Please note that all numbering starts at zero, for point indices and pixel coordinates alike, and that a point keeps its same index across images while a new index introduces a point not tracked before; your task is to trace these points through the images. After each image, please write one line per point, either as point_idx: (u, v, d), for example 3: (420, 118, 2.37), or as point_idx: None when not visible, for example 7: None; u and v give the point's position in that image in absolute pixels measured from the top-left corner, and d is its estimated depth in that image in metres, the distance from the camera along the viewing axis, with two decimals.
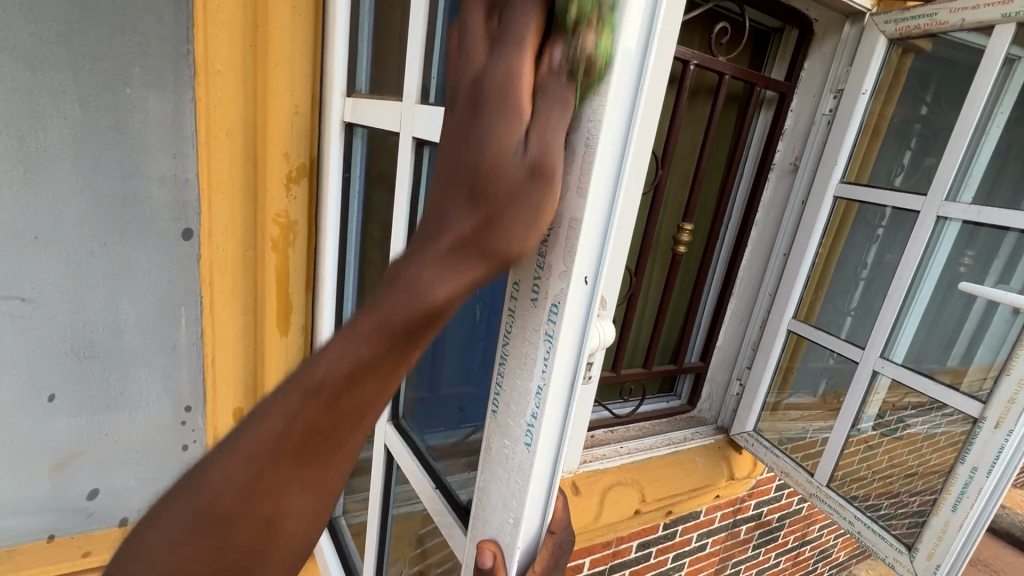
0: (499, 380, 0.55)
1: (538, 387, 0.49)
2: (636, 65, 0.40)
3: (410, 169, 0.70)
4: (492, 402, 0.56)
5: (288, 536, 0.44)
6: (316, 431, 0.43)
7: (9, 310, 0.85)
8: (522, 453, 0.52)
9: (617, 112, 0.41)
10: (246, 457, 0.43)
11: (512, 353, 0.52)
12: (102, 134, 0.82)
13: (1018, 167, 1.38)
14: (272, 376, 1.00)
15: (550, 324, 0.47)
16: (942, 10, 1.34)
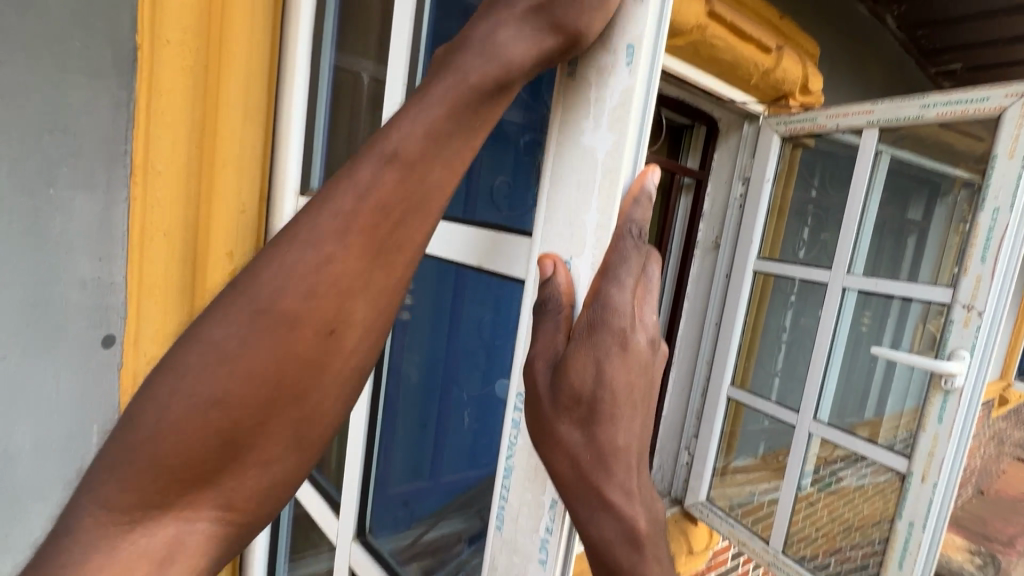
0: (502, 492, 0.49)
1: (552, 498, 0.44)
2: (635, 150, 0.39)
3: None
4: (496, 516, 0.50)
5: (253, 471, 0.40)
6: (285, 368, 0.38)
7: None
8: (536, 572, 0.46)
9: (622, 179, 0.39)
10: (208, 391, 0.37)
11: (519, 462, 0.47)
12: (16, 238, 0.75)
13: (891, 240, 1.59)
14: None
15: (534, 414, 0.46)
16: (820, 117, 1.61)
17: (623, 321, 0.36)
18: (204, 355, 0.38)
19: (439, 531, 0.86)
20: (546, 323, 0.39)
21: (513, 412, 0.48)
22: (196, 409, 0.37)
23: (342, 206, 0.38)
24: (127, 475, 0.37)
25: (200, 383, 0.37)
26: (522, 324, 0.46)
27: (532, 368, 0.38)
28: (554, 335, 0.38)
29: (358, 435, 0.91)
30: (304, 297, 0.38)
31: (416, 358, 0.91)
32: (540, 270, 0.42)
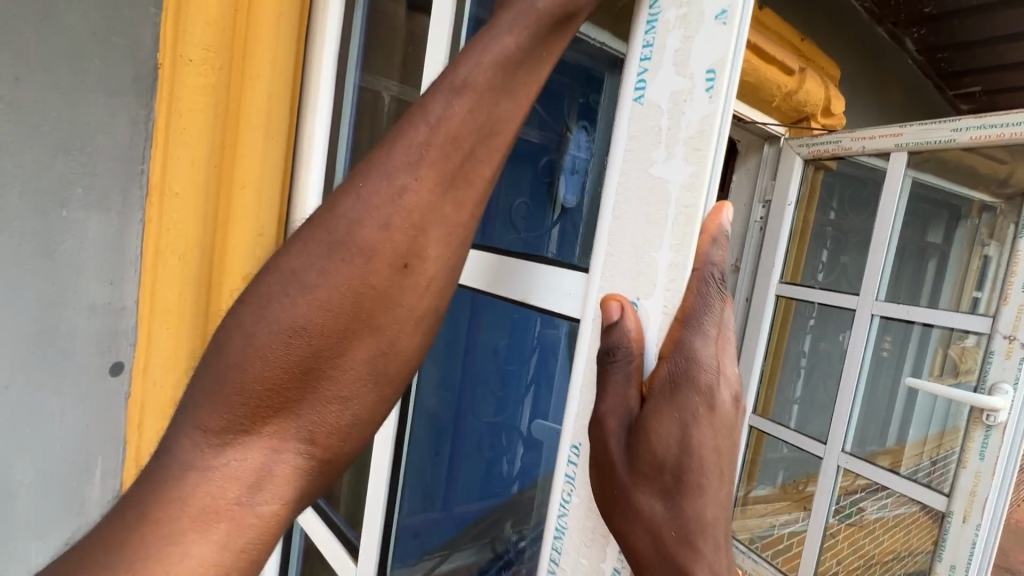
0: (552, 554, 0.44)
1: (614, 569, 0.39)
2: (708, 182, 0.35)
3: None
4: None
5: (321, 406, 0.36)
6: (362, 294, 0.35)
7: None
8: None
9: (693, 214, 0.35)
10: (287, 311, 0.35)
11: (572, 525, 0.42)
12: (27, 263, 0.71)
13: (910, 265, 1.55)
14: None
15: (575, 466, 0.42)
16: (845, 138, 1.57)
17: (708, 379, 0.33)
18: (289, 281, 0.35)
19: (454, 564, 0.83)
20: (613, 376, 0.36)
21: (565, 469, 0.43)
22: (281, 331, 0.35)
23: (414, 138, 0.35)
24: (218, 395, 0.35)
25: (284, 305, 0.35)
26: (575, 366, 0.42)
27: (604, 429, 0.35)
28: (627, 393, 0.35)
29: (381, 462, 0.79)
30: (381, 226, 0.35)
31: (431, 383, 0.81)
32: (602, 311, 0.38)
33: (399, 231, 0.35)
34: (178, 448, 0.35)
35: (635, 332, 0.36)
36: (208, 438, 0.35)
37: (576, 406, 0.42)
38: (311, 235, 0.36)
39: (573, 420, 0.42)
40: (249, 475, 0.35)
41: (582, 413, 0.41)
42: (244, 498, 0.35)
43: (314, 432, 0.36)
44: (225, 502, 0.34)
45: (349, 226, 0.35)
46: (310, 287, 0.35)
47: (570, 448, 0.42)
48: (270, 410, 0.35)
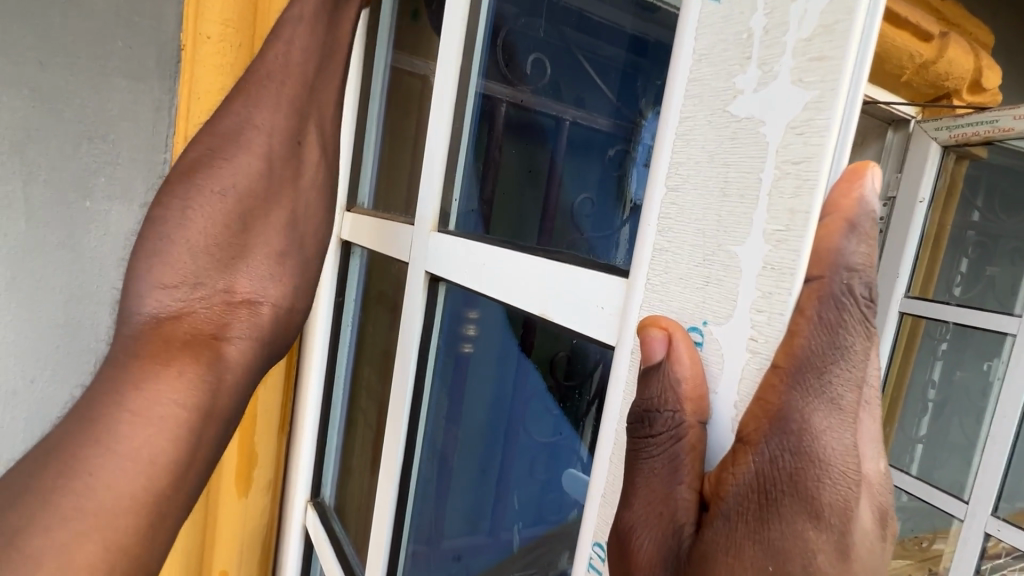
0: None
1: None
2: (840, 122, 0.19)
3: (421, 308, 0.56)
4: None
5: (260, 256, 0.46)
6: (274, 160, 0.46)
7: None
8: None
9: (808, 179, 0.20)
10: (215, 181, 0.44)
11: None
12: (51, 254, 0.69)
13: None
14: (223, 552, 0.78)
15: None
16: (1003, 117, 1.18)
17: (833, 501, 0.19)
18: (208, 162, 0.44)
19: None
20: (646, 468, 0.22)
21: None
22: (219, 200, 0.43)
23: (278, 52, 0.47)
24: (171, 255, 0.41)
25: (217, 179, 0.44)
26: (604, 423, 0.27)
27: (633, 553, 0.22)
28: (673, 502, 0.21)
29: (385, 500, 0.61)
30: (271, 110, 0.46)
31: (443, 412, 0.63)
32: (642, 343, 0.23)
33: (287, 113, 0.47)
34: (140, 312, 0.40)
35: (690, 388, 0.22)
36: (172, 296, 0.41)
37: (603, 483, 0.27)
38: (214, 128, 0.45)
39: (598, 502, 0.27)
40: (215, 314, 0.42)
41: (613, 499, 0.26)
42: (220, 335, 0.42)
43: (262, 282, 0.46)
44: (206, 337, 0.41)
45: (241, 119, 0.45)
46: (230, 155, 0.44)
47: (593, 549, 0.27)
48: (224, 264, 0.44)
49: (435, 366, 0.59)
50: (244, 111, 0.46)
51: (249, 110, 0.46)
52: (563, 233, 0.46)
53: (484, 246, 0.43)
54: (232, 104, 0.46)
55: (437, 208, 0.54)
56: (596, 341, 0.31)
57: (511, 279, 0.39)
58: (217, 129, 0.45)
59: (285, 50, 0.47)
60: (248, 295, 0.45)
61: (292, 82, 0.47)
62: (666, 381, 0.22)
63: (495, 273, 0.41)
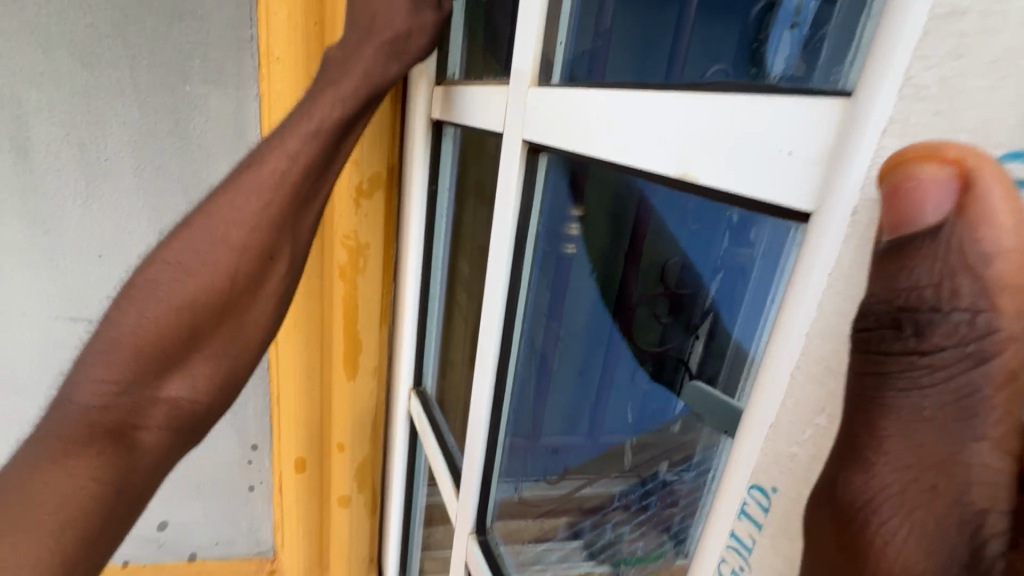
0: None
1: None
2: None
3: (518, 186, 0.45)
4: None
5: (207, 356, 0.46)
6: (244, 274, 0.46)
7: (79, 334, 0.78)
8: None
9: None
10: (170, 284, 0.44)
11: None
12: (164, 141, 0.71)
13: None
14: (341, 426, 0.84)
15: (761, 532, 0.19)
16: None
17: None
18: (170, 275, 0.44)
19: (597, 492, 0.65)
20: (908, 411, 0.15)
21: (732, 526, 0.20)
22: (172, 303, 0.44)
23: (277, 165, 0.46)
24: (112, 353, 0.41)
25: (176, 286, 0.44)
26: (783, 322, 0.18)
27: (877, 543, 0.15)
28: (962, 470, 0.14)
29: (479, 405, 0.53)
30: (245, 208, 0.46)
31: (543, 309, 0.54)
32: (923, 191, 0.14)
33: (264, 220, 0.46)
34: (73, 402, 0.39)
35: (1010, 265, 0.13)
36: (107, 389, 0.40)
37: (776, 409, 0.18)
38: (195, 227, 0.45)
39: (763, 434, 0.19)
40: (139, 406, 0.42)
41: (791, 434, 0.18)
42: (137, 424, 0.41)
43: (194, 376, 0.45)
44: (125, 426, 0.40)
45: (242, 201, 0.46)
46: (211, 257, 0.45)
47: (749, 493, 0.19)
48: (162, 368, 0.43)
49: (533, 259, 0.49)
50: (176, 267, 0.44)
51: (191, 262, 0.45)
52: (699, 69, 0.34)
53: (605, 93, 0.31)
54: (187, 236, 0.45)
55: (537, 56, 0.42)
56: (771, 206, 0.20)
57: (640, 133, 0.28)
58: (214, 218, 0.45)
59: (283, 165, 0.46)
60: (173, 397, 0.44)
61: (242, 257, 0.46)
62: (957, 253, 0.14)
63: (615, 131, 0.30)
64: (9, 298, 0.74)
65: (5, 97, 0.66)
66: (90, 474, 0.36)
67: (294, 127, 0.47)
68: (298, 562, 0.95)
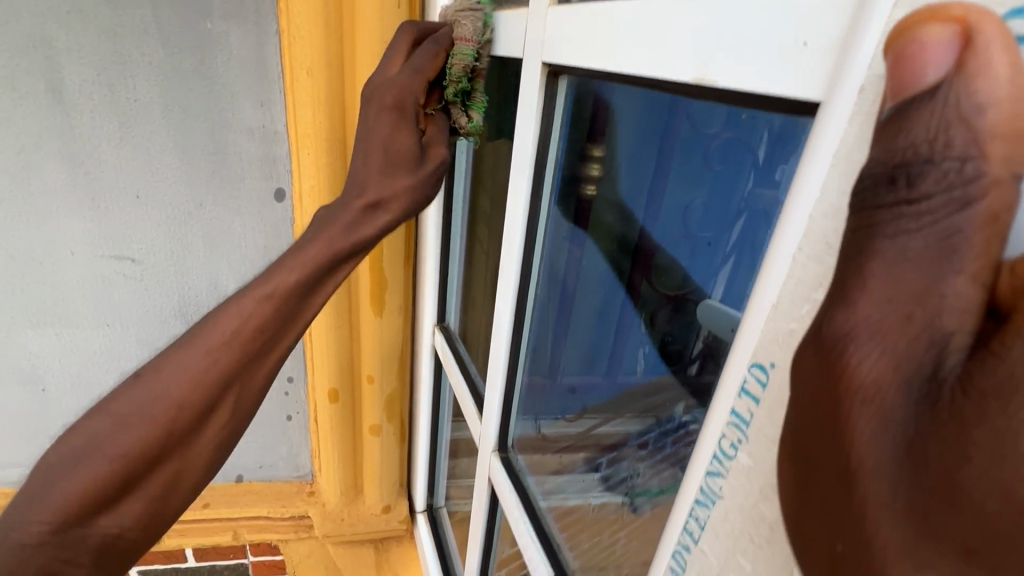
0: (691, 517, 0.25)
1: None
2: None
3: (536, 111, 0.45)
4: (676, 556, 0.26)
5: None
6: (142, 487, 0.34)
7: (122, 272, 0.82)
8: None
9: None
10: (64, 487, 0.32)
11: (731, 499, 0.22)
12: (189, 81, 0.72)
13: None
14: (370, 358, 0.89)
15: (755, 406, 0.21)
16: None
17: None
18: (60, 474, 0.33)
19: (615, 431, 0.59)
20: (893, 255, 0.13)
21: (732, 404, 0.22)
22: (104, 460, 0.33)
23: (209, 337, 0.34)
24: None
25: (66, 490, 0.32)
26: (787, 207, 0.19)
27: (840, 374, 0.13)
28: (935, 305, 0.13)
29: (500, 332, 0.56)
30: (146, 416, 0.33)
31: (563, 234, 0.54)
32: (921, 49, 0.13)
33: (169, 417, 0.34)
34: (0, 549, 0.31)
35: (1004, 121, 0.12)
36: (44, 529, 0.32)
37: (778, 290, 0.19)
38: (137, 387, 0.34)
39: (766, 317, 0.20)
40: (74, 544, 0.32)
41: (791, 310, 0.19)
42: (70, 564, 0.32)
43: (133, 518, 0.34)
44: (54, 565, 0.32)
45: (180, 367, 0.34)
46: (140, 419, 0.34)
47: (749, 372, 0.21)
48: (98, 506, 0.33)
49: (553, 187, 0.50)
50: (61, 480, 0.32)
51: (84, 466, 0.33)
52: None
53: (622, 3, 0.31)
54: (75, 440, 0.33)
55: None
56: (783, 100, 0.21)
57: (657, 42, 0.28)
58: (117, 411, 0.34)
59: (236, 324, 0.35)
60: (108, 540, 0.33)
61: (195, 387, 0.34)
62: (952, 111, 0.12)
63: (633, 42, 0.30)
64: (55, 237, 0.78)
65: (37, 35, 0.67)
66: None
67: (214, 319, 0.35)
68: (333, 486, 1.02)
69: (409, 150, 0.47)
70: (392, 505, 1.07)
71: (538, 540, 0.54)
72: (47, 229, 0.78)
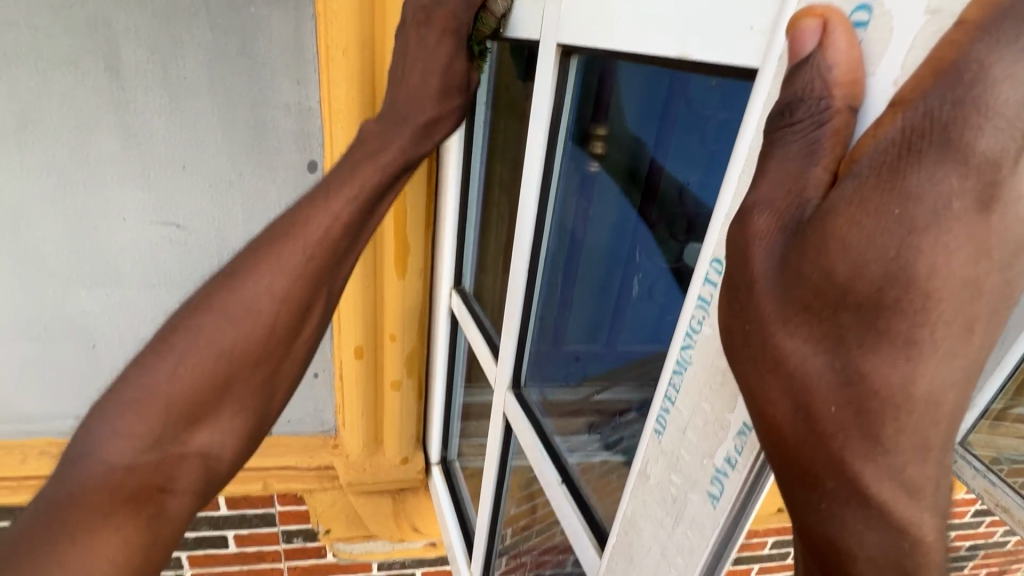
0: (669, 385, 0.33)
1: (742, 425, 0.28)
2: None
3: (552, 86, 0.53)
4: (658, 419, 0.34)
5: (187, 481, 0.42)
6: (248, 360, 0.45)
7: (170, 236, 0.91)
8: (670, 472, 0.34)
9: None
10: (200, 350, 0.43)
11: (699, 362, 0.30)
12: (234, 61, 0.80)
13: None
14: (393, 317, 0.98)
15: (712, 290, 0.29)
16: None
17: (989, 152, 0.15)
18: (186, 344, 0.43)
19: (614, 399, 0.62)
20: (780, 154, 0.21)
21: (699, 291, 0.30)
22: (206, 364, 0.43)
23: (320, 224, 0.46)
24: (137, 410, 0.41)
25: (196, 361, 0.43)
26: (739, 139, 0.27)
27: (746, 227, 0.21)
28: (803, 182, 0.20)
29: (516, 282, 0.64)
30: (251, 306, 0.45)
31: (574, 189, 0.61)
32: (799, 35, 0.20)
33: (282, 304, 0.46)
34: (98, 455, 0.40)
35: (843, 74, 0.20)
36: (138, 446, 0.40)
37: (729, 205, 0.27)
38: (227, 293, 0.45)
39: (723, 221, 0.28)
40: (167, 464, 0.41)
41: None
42: (168, 487, 0.41)
43: (222, 430, 0.44)
44: (152, 489, 0.40)
45: (258, 287, 0.45)
46: (248, 316, 0.45)
47: (711, 266, 0.29)
48: (193, 416, 0.43)
49: (563, 153, 0.58)
50: (193, 342, 0.43)
51: (210, 332, 0.44)
52: None
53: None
54: (202, 306, 0.44)
55: None
56: (739, 68, 0.29)
57: (650, 26, 0.36)
58: (252, 282, 0.45)
59: (328, 225, 0.46)
60: (203, 449, 0.43)
61: (282, 308, 0.46)
62: (814, 72, 0.20)
63: (632, 28, 0.38)
64: (110, 203, 0.87)
65: (98, 19, 0.75)
66: (112, 556, 0.36)
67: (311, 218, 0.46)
68: (357, 439, 1.11)
69: (443, 100, 0.52)
70: (410, 456, 1.17)
71: (546, 452, 0.65)
72: (103, 196, 0.86)
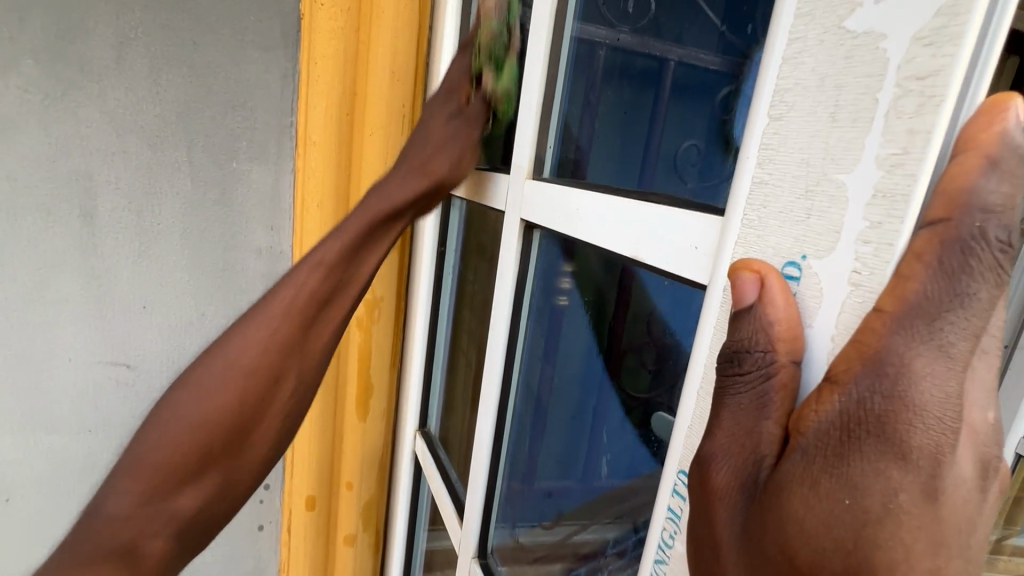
0: None
1: None
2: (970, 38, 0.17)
3: (515, 255, 0.56)
4: None
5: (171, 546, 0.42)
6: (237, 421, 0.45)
7: (117, 377, 0.86)
8: None
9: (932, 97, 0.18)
10: (185, 408, 0.43)
11: None
12: (210, 208, 0.83)
13: None
14: (350, 463, 0.91)
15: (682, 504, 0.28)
16: None
17: (924, 445, 0.17)
18: (178, 405, 0.44)
19: (591, 539, 0.58)
20: (731, 404, 0.22)
21: (668, 501, 0.28)
22: (186, 429, 0.43)
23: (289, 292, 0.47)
24: (131, 471, 0.42)
25: (186, 418, 0.43)
26: (694, 354, 0.27)
27: (709, 479, 0.21)
28: (757, 437, 0.21)
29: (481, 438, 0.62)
30: (247, 354, 0.45)
31: (540, 350, 0.61)
32: (738, 286, 0.22)
33: (271, 357, 0.46)
34: (100, 510, 0.41)
35: (785, 330, 0.21)
36: (134, 500, 0.41)
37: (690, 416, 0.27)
38: (216, 356, 0.45)
39: (686, 435, 0.28)
40: (155, 518, 0.41)
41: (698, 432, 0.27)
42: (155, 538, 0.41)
43: (206, 488, 0.44)
44: (138, 541, 0.40)
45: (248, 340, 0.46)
46: (235, 363, 0.45)
47: (679, 476, 0.28)
48: (179, 477, 0.42)
49: (528, 313, 0.58)
50: (187, 397, 0.44)
51: (205, 387, 0.44)
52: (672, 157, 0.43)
53: (581, 194, 0.42)
54: (197, 363, 0.45)
55: (532, 155, 0.52)
56: (687, 278, 0.31)
57: (604, 223, 0.39)
58: (247, 330, 0.46)
59: (294, 295, 0.47)
60: (191, 505, 0.43)
61: (261, 366, 0.46)
62: (757, 324, 0.21)
63: (588, 224, 0.41)
64: (56, 345, 0.82)
65: (80, 171, 0.77)
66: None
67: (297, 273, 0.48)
68: None
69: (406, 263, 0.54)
70: None
71: None
72: (50, 338, 0.82)
